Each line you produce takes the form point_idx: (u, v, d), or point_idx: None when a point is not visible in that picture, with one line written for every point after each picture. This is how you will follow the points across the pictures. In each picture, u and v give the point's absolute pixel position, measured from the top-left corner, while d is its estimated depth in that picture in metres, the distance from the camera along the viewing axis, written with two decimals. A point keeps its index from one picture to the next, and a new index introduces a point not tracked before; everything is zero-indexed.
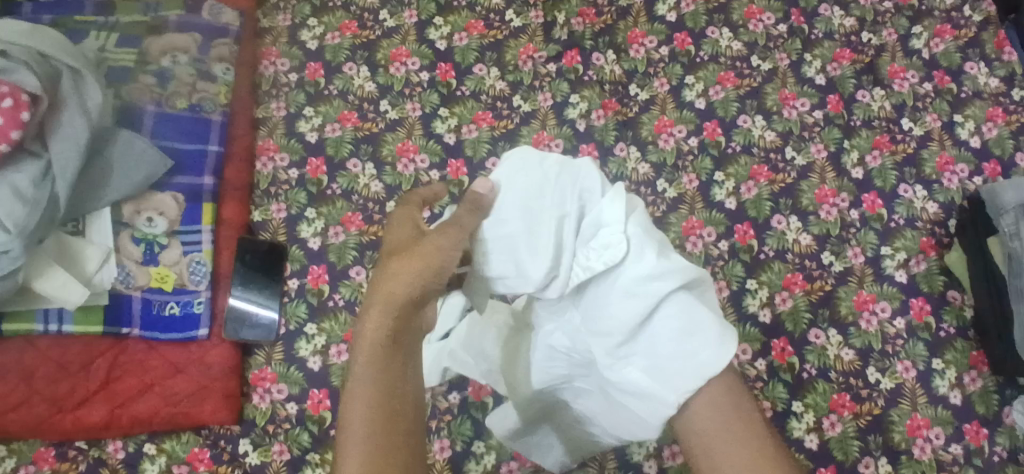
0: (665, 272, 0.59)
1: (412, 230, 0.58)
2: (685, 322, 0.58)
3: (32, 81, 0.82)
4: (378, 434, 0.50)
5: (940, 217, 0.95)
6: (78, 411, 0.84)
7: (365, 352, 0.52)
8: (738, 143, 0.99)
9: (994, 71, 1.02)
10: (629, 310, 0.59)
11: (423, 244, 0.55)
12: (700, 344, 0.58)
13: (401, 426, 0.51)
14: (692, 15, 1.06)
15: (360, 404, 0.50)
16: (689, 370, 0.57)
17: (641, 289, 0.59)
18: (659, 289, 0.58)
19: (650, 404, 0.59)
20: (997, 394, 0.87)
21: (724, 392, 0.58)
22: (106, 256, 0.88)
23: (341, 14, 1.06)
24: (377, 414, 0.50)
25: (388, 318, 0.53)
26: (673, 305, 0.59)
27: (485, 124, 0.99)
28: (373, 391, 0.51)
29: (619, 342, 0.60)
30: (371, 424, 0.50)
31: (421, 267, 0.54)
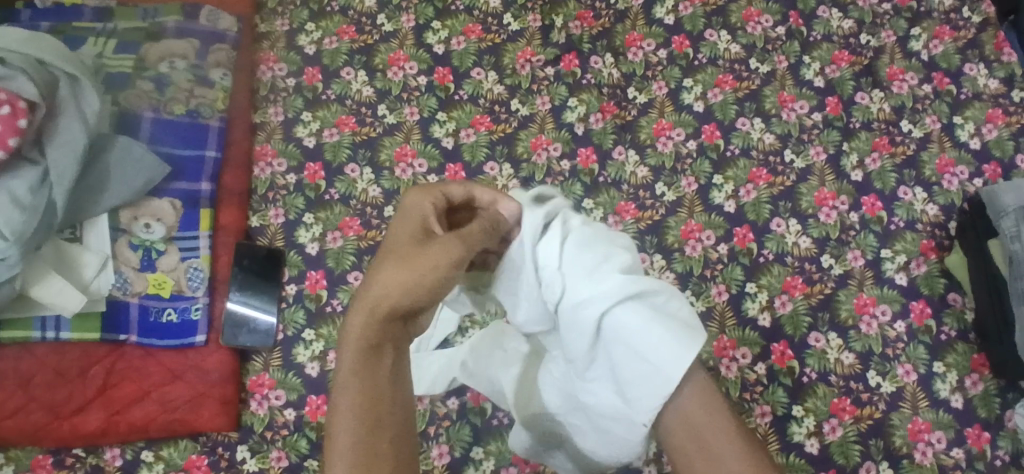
0: (604, 292, 0.61)
1: (416, 230, 0.58)
2: (635, 340, 0.60)
3: (29, 89, 0.83)
4: (364, 435, 0.51)
5: (940, 219, 0.95)
6: (75, 418, 0.84)
7: (350, 355, 0.53)
8: (737, 147, 0.99)
9: (994, 72, 1.01)
10: (579, 340, 0.63)
11: (428, 250, 0.55)
12: (650, 362, 0.59)
13: (387, 433, 0.52)
14: (690, 18, 1.06)
15: (345, 408, 0.52)
16: (645, 387, 0.59)
17: (585, 317, 0.61)
18: (598, 313, 0.60)
19: (626, 421, 0.63)
20: (999, 398, 0.86)
21: (699, 402, 0.59)
22: (104, 262, 0.88)
23: (339, 20, 1.06)
24: (360, 420, 0.51)
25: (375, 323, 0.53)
26: (620, 325, 0.61)
27: (483, 129, 0.99)
28: (355, 392, 0.52)
29: (585, 366, 0.64)
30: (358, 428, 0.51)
31: (417, 275, 0.54)
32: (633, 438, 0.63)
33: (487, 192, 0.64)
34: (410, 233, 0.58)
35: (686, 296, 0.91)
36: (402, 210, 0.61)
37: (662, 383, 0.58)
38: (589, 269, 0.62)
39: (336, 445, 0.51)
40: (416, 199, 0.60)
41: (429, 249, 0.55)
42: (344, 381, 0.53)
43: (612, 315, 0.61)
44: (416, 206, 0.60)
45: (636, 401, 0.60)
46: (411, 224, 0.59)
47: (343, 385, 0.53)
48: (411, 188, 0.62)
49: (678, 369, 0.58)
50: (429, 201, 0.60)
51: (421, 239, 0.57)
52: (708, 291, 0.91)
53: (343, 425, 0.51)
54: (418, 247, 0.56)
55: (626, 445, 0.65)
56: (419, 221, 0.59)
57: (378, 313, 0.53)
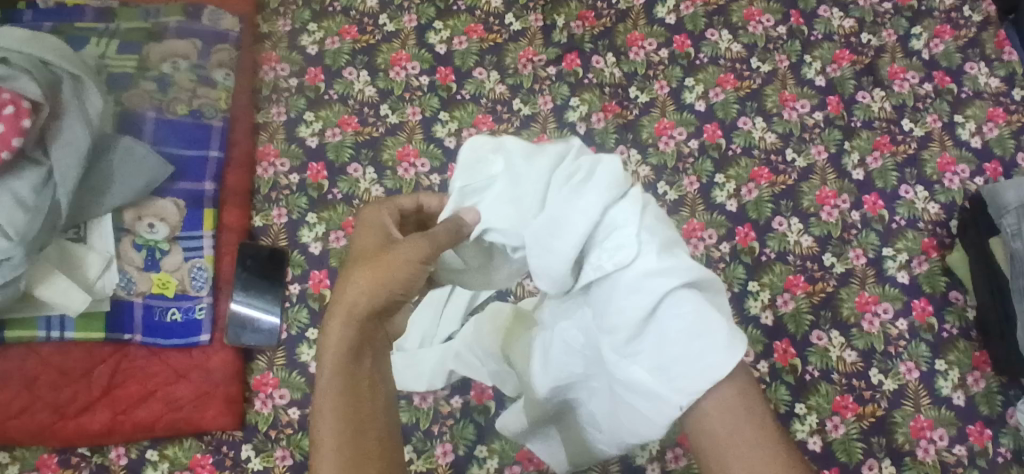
0: (670, 268, 0.52)
1: (376, 237, 0.58)
2: (690, 326, 0.52)
3: (33, 88, 0.82)
4: (348, 436, 0.49)
5: (941, 218, 0.95)
6: (80, 417, 0.84)
7: (328, 360, 0.51)
8: (739, 146, 0.99)
9: (994, 71, 1.02)
10: (631, 309, 0.53)
11: (389, 253, 0.53)
12: (704, 348, 0.51)
13: (374, 431, 0.50)
14: (691, 17, 1.06)
15: (328, 407, 0.50)
16: (696, 376, 0.51)
17: (638, 282, 0.53)
18: (668, 286, 0.52)
19: (657, 405, 0.54)
20: (1001, 395, 0.87)
21: (735, 393, 0.52)
22: (107, 262, 0.88)
23: (341, 20, 1.06)
24: (343, 424, 0.49)
25: (351, 323, 0.51)
26: (682, 305, 0.52)
27: (486, 128, 0.99)
28: (338, 394, 0.50)
29: (626, 339, 0.54)
30: (342, 432, 0.49)
31: (384, 275, 0.52)
32: (653, 422, 0.56)
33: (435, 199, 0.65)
34: (372, 242, 0.57)
35: None
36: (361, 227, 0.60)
37: (707, 375, 0.51)
38: (654, 241, 0.54)
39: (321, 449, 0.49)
40: (372, 214, 0.60)
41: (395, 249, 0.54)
42: (329, 382, 0.50)
43: (672, 289, 0.52)
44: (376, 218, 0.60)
45: (675, 382, 0.52)
46: (372, 234, 0.58)
47: (325, 388, 0.50)
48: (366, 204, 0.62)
49: (727, 363, 0.50)
50: (386, 215, 0.60)
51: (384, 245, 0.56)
52: None
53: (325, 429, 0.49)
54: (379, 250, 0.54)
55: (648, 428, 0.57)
56: (379, 229, 0.58)
57: (353, 315, 0.51)
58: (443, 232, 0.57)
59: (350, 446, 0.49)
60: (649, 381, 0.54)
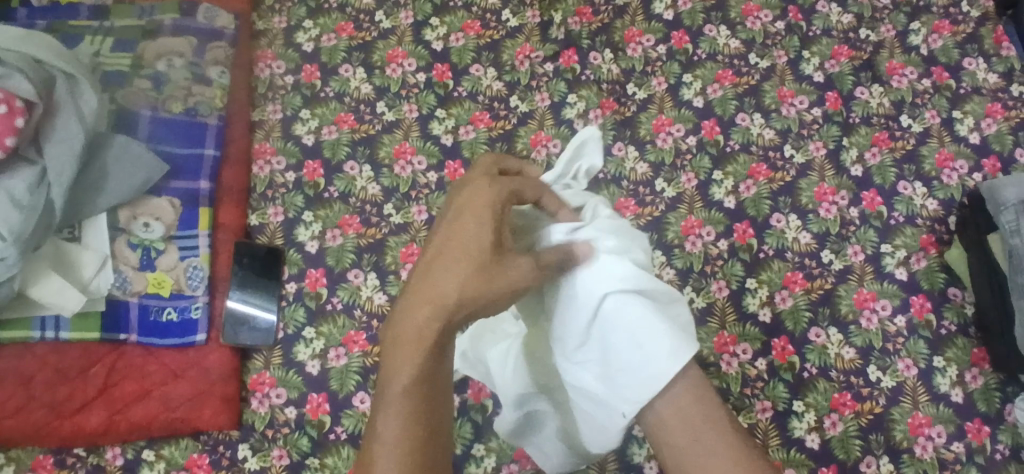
0: (616, 278, 0.62)
1: (490, 236, 0.57)
2: (637, 329, 0.61)
3: (26, 87, 0.82)
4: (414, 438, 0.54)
5: (940, 214, 0.95)
6: (76, 417, 0.84)
7: (412, 355, 0.55)
8: (736, 142, 0.99)
9: (993, 66, 1.01)
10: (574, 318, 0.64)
11: (506, 272, 0.57)
12: (648, 354, 0.60)
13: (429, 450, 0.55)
14: (689, 13, 1.06)
15: (401, 402, 0.54)
16: (636, 378, 0.60)
17: (587, 290, 0.63)
18: (598, 295, 0.62)
19: (607, 408, 0.64)
20: (999, 392, 0.87)
21: (693, 399, 0.59)
22: (103, 261, 0.88)
23: (337, 16, 1.05)
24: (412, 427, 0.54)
25: (437, 321, 0.55)
26: (620, 312, 0.62)
27: (483, 125, 0.99)
28: (415, 394, 0.55)
29: (576, 346, 0.65)
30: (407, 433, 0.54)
31: (489, 293, 0.56)
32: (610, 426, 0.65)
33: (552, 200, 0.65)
34: (479, 245, 0.57)
35: (686, 292, 0.91)
36: (463, 204, 0.59)
37: (652, 378, 0.59)
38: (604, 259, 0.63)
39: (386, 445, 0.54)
40: (483, 194, 0.58)
41: (506, 272, 0.57)
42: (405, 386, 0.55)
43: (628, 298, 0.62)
44: (488, 198, 0.58)
45: (621, 389, 0.61)
46: (479, 225, 0.57)
47: (398, 395, 0.55)
48: (477, 176, 0.61)
49: (669, 369, 0.58)
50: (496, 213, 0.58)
51: (490, 259, 0.57)
52: (708, 286, 0.91)
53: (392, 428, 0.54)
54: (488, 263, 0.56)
55: (607, 434, 0.66)
56: (489, 223, 0.57)
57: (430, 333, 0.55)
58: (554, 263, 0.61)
59: (409, 452, 0.53)
60: (600, 386, 0.64)
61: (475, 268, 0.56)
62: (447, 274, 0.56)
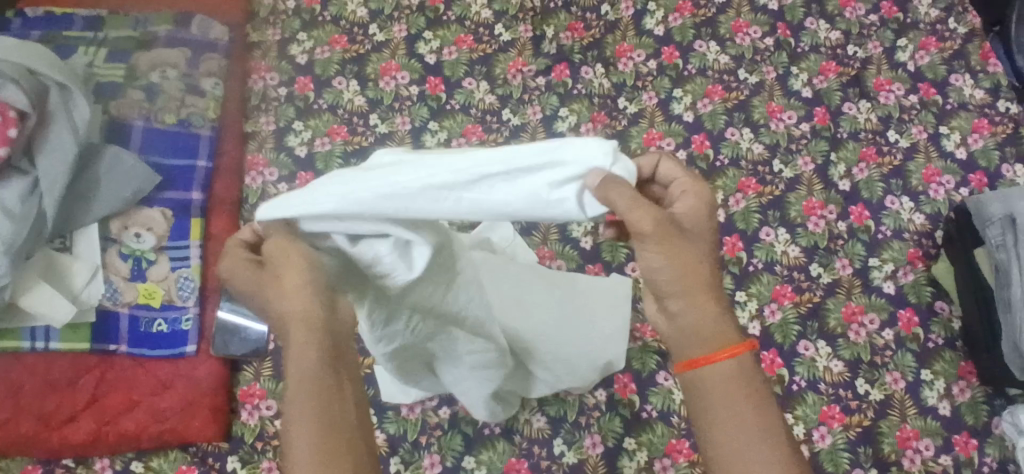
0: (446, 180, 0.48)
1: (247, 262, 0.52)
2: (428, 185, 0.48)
3: (21, 98, 0.83)
4: (330, 445, 0.44)
5: (926, 228, 0.96)
6: (65, 428, 0.84)
7: (297, 365, 0.46)
8: (726, 157, 0.99)
9: (979, 83, 1.03)
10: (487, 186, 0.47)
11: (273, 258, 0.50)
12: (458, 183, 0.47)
13: (353, 450, 0.45)
14: (679, 29, 1.07)
15: (307, 410, 0.45)
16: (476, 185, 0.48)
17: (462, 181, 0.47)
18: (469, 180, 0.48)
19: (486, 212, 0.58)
20: (986, 405, 0.88)
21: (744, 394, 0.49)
22: (94, 271, 0.88)
23: (331, 29, 1.06)
24: (322, 433, 0.45)
25: (313, 336, 0.47)
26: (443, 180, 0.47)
27: (475, 138, 1.00)
28: (315, 389, 0.45)
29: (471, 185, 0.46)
30: (322, 441, 0.44)
31: (307, 280, 0.48)
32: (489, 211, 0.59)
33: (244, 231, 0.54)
34: (259, 278, 0.50)
35: None
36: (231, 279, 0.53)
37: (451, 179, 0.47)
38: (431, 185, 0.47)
39: (299, 446, 0.44)
40: (229, 262, 0.52)
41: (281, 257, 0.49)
42: (297, 392, 0.45)
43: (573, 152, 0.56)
44: (242, 236, 0.54)
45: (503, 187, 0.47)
46: (241, 263, 0.51)
47: (300, 405, 0.45)
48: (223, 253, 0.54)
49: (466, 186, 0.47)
50: (238, 253, 0.53)
51: (268, 265, 0.50)
52: None
53: (303, 438, 0.44)
54: (265, 265, 0.50)
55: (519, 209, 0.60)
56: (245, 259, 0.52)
57: (313, 327, 0.47)
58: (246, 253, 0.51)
59: (329, 451, 0.44)
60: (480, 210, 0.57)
61: (267, 281, 0.50)
62: (277, 294, 0.49)
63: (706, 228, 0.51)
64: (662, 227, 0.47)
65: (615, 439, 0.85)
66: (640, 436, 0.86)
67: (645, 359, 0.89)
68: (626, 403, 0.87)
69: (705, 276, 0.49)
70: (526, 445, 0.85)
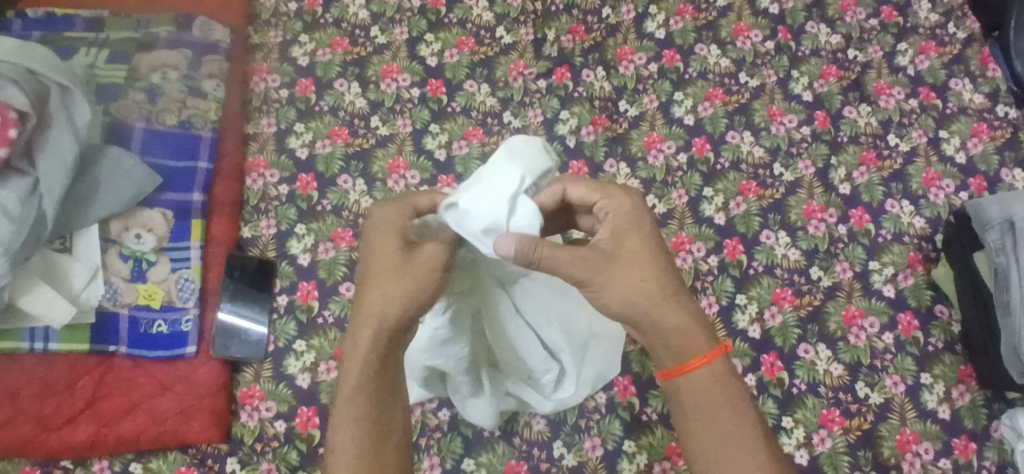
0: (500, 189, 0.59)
1: (395, 241, 0.61)
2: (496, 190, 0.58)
3: (21, 99, 0.82)
4: (373, 442, 0.60)
5: (926, 232, 0.96)
6: (63, 430, 0.84)
7: (359, 370, 0.60)
8: (727, 160, 1.00)
9: (979, 87, 1.03)
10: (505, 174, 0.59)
11: (416, 261, 0.60)
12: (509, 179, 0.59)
13: (391, 439, 0.61)
14: (680, 32, 1.07)
15: (354, 409, 0.60)
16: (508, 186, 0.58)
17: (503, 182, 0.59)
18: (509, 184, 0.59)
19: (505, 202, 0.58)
20: (986, 409, 0.88)
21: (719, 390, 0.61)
22: (93, 272, 0.88)
23: (332, 31, 1.06)
24: (371, 431, 0.60)
25: (381, 340, 0.60)
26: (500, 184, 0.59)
27: (476, 141, 1.00)
28: (368, 392, 0.60)
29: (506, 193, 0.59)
30: (367, 439, 0.60)
31: (413, 290, 0.59)
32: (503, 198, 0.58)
33: (393, 211, 0.62)
34: (392, 254, 0.60)
35: None
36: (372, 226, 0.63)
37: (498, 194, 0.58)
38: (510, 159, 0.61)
39: (346, 445, 0.59)
40: (388, 212, 0.62)
41: (417, 261, 0.60)
42: (353, 396, 0.60)
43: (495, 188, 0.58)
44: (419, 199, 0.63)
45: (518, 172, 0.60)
46: (391, 237, 0.61)
47: (350, 399, 0.60)
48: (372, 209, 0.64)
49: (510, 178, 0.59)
50: (403, 215, 0.62)
51: (411, 256, 0.60)
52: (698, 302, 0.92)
53: (351, 431, 0.59)
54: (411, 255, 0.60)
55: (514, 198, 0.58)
56: (396, 232, 0.61)
57: (380, 332, 0.60)
58: (391, 222, 0.62)
59: (369, 448, 0.59)
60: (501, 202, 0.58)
61: (397, 268, 0.60)
62: (378, 288, 0.60)
63: (634, 244, 0.60)
64: (593, 268, 0.58)
65: (615, 441, 0.85)
66: (640, 438, 0.86)
67: (644, 362, 0.89)
68: (626, 405, 0.87)
69: (650, 294, 0.59)
70: (526, 447, 0.85)
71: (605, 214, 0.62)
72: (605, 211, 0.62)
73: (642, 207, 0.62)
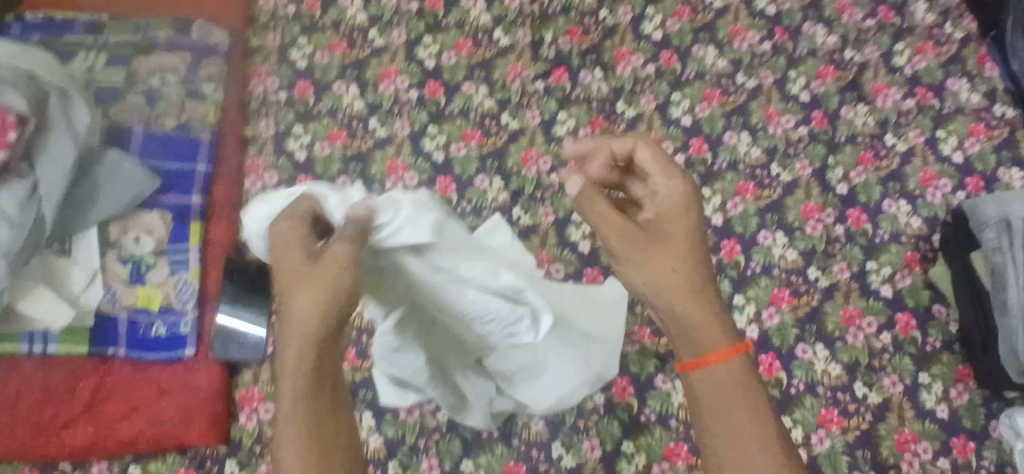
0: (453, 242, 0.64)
1: (300, 250, 0.53)
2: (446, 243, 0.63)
3: (22, 105, 0.83)
4: (323, 466, 0.49)
5: (924, 232, 0.96)
6: (63, 434, 0.84)
7: (290, 387, 0.49)
8: (724, 161, 1.00)
9: (976, 86, 1.03)
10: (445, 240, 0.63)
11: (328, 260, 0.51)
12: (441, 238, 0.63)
13: (338, 455, 0.50)
14: (678, 33, 1.07)
15: (293, 434, 0.49)
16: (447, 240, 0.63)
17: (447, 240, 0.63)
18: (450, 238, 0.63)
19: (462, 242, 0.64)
20: (984, 408, 0.88)
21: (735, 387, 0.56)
22: (92, 276, 0.88)
23: (330, 34, 1.06)
24: (314, 455, 0.49)
25: (309, 350, 0.50)
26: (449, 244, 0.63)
27: (474, 142, 1.00)
28: (306, 410, 0.49)
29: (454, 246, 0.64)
30: (312, 464, 0.49)
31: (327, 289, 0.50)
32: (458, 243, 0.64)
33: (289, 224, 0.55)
34: (300, 260, 0.52)
35: None
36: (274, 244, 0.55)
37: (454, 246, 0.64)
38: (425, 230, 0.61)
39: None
40: (282, 228, 0.55)
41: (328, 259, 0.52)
42: (288, 420, 0.49)
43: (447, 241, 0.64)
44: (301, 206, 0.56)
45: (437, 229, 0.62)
46: (295, 249, 0.53)
47: (287, 425, 0.49)
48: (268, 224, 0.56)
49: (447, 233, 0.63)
50: (298, 226, 0.55)
51: (316, 261, 0.52)
52: None
53: (293, 458, 0.48)
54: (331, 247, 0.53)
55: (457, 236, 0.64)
56: (296, 241, 0.53)
57: (298, 344, 0.50)
58: (292, 234, 0.54)
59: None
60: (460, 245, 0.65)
61: (306, 276, 0.51)
62: (297, 296, 0.50)
63: (681, 227, 0.59)
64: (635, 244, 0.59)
65: (614, 442, 0.86)
66: (639, 439, 0.86)
67: (642, 362, 0.89)
68: (624, 406, 0.87)
69: (689, 280, 0.57)
70: (525, 448, 0.85)
71: (658, 196, 0.60)
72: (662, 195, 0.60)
73: (695, 195, 0.60)
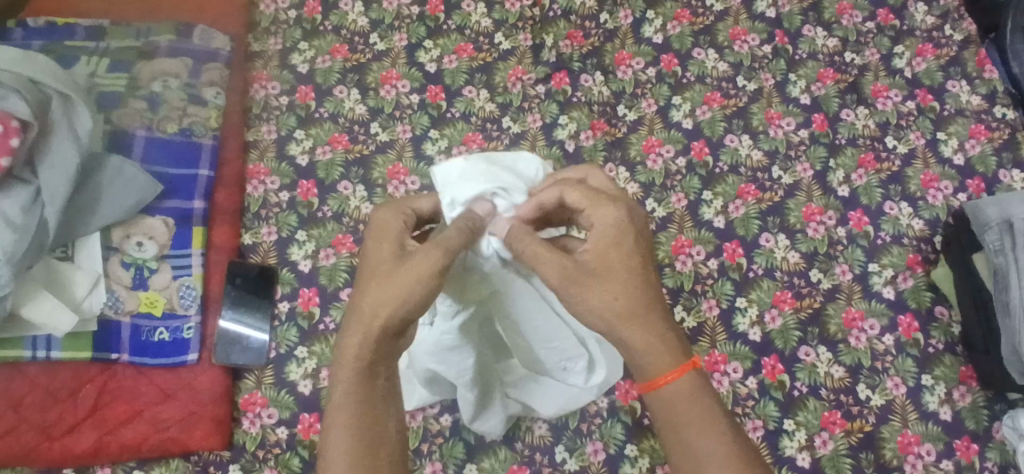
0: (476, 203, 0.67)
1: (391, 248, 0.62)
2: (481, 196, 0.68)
3: (23, 109, 0.82)
4: (362, 449, 0.59)
5: (926, 234, 0.96)
6: (66, 439, 0.84)
7: (345, 377, 0.60)
8: (725, 164, 1.00)
9: (976, 89, 1.03)
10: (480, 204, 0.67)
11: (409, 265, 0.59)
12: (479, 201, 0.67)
13: (385, 445, 0.60)
14: (678, 36, 1.07)
15: (340, 414, 0.59)
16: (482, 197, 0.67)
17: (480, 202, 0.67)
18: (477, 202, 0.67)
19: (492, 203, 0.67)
20: (987, 410, 0.88)
21: (688, 403, 0.61)
22: (96, 281, 0.88)
23: (331, 38, 1.06)
24: (356, 439, 0.59)
25: (368, 344, 0.59)
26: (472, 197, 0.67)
27: (475, 146, 1.00)
28: (352, 401, 0.59)
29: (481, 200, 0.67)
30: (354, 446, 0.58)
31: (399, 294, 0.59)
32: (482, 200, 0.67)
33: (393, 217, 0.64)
34: (392, 252, 0.62)
35: (677, 312, 0.92)
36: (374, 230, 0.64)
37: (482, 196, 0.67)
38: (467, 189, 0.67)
39: (335, 447, 0.59)
40: (385, 216, 0.65)
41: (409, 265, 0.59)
42: (342, 401, 0.59)
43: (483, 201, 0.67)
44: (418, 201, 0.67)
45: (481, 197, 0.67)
46: (389, 241, 0.62)
47: (339, 407, 0.59)
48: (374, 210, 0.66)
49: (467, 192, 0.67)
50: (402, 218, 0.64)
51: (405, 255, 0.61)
52: (698, 305, 0.92)
53: (340, 433, 0.59)
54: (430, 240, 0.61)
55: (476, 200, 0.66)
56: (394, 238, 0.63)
57: (372, 330, 0.59)
58: (393, 227, 0.63)
59: (359, 453, 0.58)
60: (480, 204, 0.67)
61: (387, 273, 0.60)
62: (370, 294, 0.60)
63: (614, 260, 0.60)
64: (568, 273, 0.60)
65: (617, 445, 0.86)
66: (642, 442, 0.86)
67: None
68: (627, 409, 0.87)
69: (621, 309, 0.59)
70: (528, 452, 0.85)
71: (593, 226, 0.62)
72: (597, 224, 0.61)
73: (630, 224, 0.61)
